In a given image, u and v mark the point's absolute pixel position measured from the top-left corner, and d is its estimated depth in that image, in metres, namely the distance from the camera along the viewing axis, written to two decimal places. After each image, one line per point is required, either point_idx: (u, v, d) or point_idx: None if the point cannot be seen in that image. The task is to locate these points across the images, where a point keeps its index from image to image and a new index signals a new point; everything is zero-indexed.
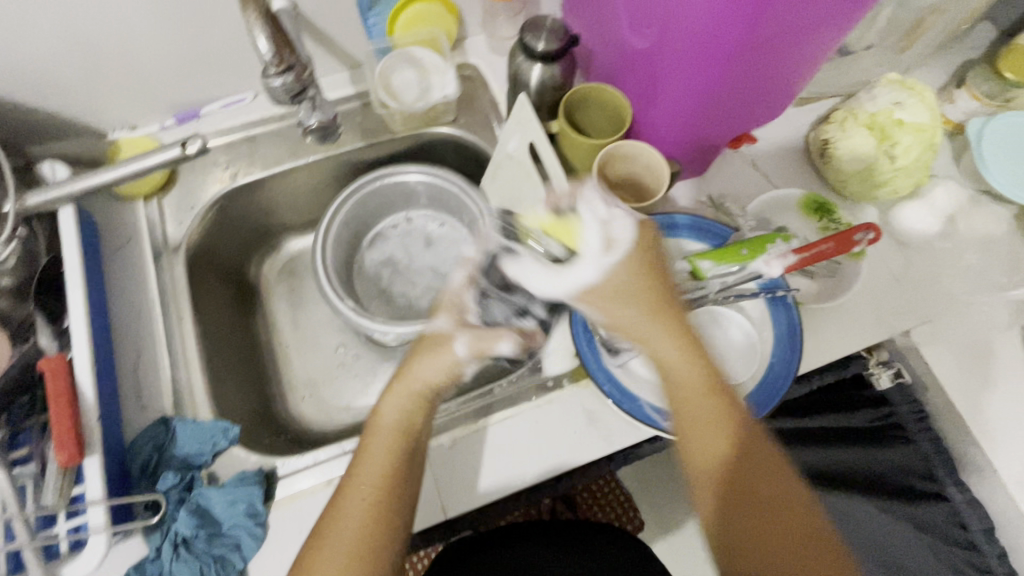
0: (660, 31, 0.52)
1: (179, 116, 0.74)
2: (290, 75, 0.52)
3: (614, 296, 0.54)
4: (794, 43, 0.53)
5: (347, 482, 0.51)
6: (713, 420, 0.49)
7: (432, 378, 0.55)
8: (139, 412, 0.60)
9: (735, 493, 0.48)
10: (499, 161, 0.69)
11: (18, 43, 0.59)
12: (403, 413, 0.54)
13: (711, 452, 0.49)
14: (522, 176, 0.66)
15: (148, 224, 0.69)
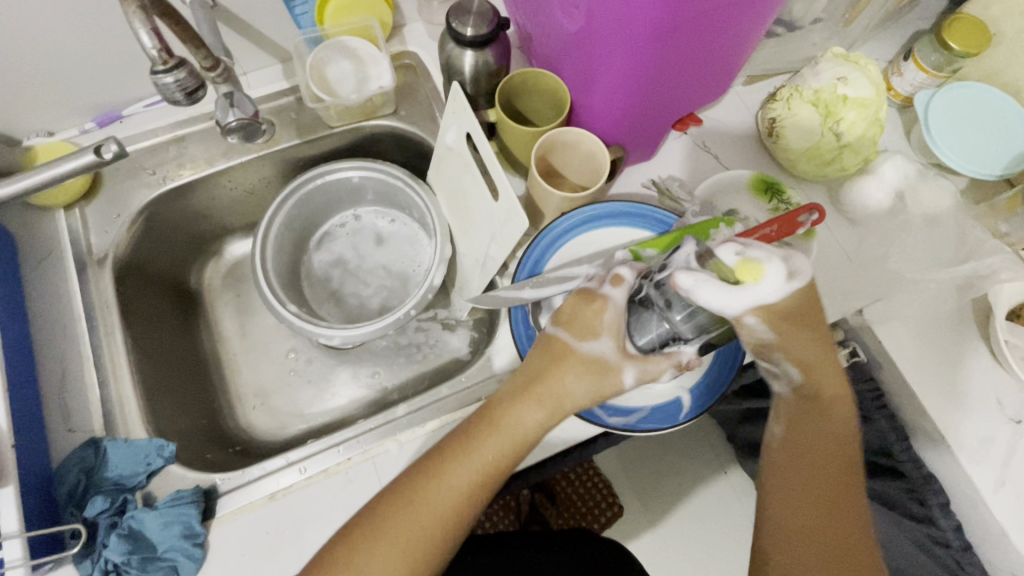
0: (588, 11, 0.49)
1: (99, 119, 0.70)
2: (182, 71, 0.47)
3: (785, 319, 0.48)
4: (727, 20, 0.51)
5: (438, 458, 0.48)
6: (837, 425, 0.51)
7: (581, 396, 0.49)
8: (66, 435, 0.57)
9: (811, 498, 0.49)
10: (442, 153, 0.67)
11: None
12: (536, 422, 0.49)
13: (818, 459, 0.50)
14: (462, 168, 0.64)
15: (71, 235, 0.65)
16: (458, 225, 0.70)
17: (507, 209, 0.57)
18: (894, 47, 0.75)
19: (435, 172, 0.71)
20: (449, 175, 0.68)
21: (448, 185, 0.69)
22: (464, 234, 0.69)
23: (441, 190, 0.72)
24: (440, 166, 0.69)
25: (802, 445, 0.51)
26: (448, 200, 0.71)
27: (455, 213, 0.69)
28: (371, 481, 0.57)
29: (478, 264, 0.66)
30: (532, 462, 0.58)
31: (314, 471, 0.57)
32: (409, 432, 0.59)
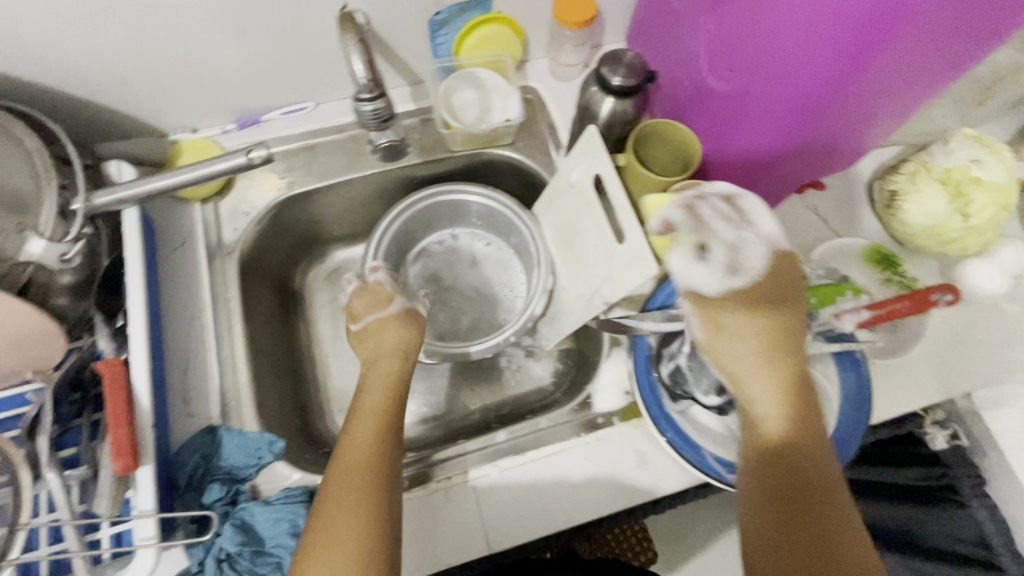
0: (744, 75, 0.53)
1: (240, 121, 0.74)
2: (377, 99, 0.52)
3: (742, 320, 0.49)
4: (882, 102, 0.52)
5: (352, 422, 0.55)
6: (807, 431, 0.47)
7: (405, 335, 0.64)
8: (186, 420, 0.60)
9: (788, 525, 0.43)
10: (559, 188, 0.69)
11: (92, 45, 0.59)
12: (381, 393, 0.57)
13: (787, 470, 0.45)
14: (579, 204, 0.66)
15: (203, 227, 0.69)
16: (563, 257, 0.71)
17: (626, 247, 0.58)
18: (1016, 130, 0.74)
19: (546, 203, 0.73)
20: (562, 209, 0.69)
21: (559, 217, 0.70)
22: (568, 267, 0.70)
23: (549, 221, 0.73)
24: (552, 200, 0.71)
25: (767, 460, 0.47)
26: (556, 233, 0.72)
27: (562, 245, 0.71)
28: (469, 503, 0.58)
29: (581, 297, 0.67)
30: (624, 505, 0.59)
31: (413, 486, 0.59)
32: (508, 458, 0.60)
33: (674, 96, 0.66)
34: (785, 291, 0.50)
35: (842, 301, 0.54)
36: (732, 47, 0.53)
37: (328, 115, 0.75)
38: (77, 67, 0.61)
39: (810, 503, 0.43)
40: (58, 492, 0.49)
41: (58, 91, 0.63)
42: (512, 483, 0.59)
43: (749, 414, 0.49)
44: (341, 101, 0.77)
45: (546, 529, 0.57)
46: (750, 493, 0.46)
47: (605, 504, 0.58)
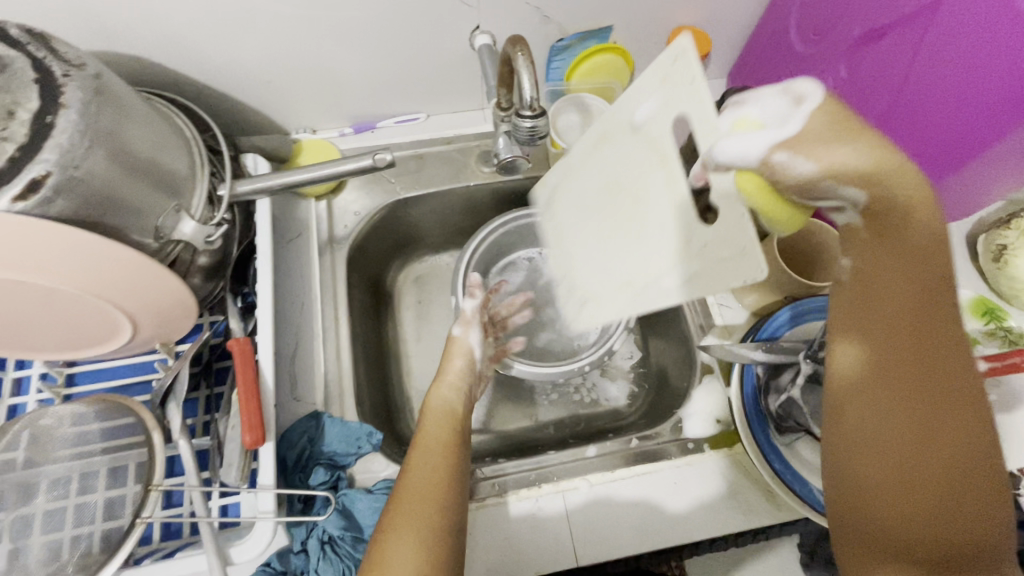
0: (877, 120, 0.55)
1: (357, 126, 0.78)
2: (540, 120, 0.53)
3: (852, 153, 0.33)
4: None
5: (425, 421, 0.57)
6: (904, 345, 0.37)
7: (462, 370, 0.63)
8: (293, 402, 0.63)
9: (880, 464, 0.38)
10: (619, 125, 0.46)
11: (249, 52, 0.64)
12: (450, 400, 0.59)
13: (882, 395, 0.38)
14: (612, 166, 0.48)
15: (317, 222, 0.73)
16: (592, 223, 0.50)
17: (695, 248, 0.40)
18: None
19: (575, 181, 0.53)
20: (580, 196, 0.52)
21: (582, 189, 0.52)
22: (607, 240, 0.49)
23: (585, 171, 0.51)
24: (601, 144, 0.49)
25: (854, 378, 0.39)
26: (600, 181, 0.49)
27: (603, 199, 0.49)
28: (559, 513, 0.60)
29: (628, 283, 0.46)
30: (715, 532, 0.59)
31: (506, 490, 0.61)
32: (598, 474, 0.62)
33: None
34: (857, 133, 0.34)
35: None
36: (876, 92, 0.55)
37: (438, 127, 0.79)
38: (229, 70, 0.66)
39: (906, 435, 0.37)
40: (187, 459, 0.52)
41: (207, 89, 0.68)
42: (601, 498, 0.60)
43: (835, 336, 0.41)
44: (451, 115, 0.81)
45: (633, 549, 0.58)
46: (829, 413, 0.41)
47: (695, 528, 0.59)
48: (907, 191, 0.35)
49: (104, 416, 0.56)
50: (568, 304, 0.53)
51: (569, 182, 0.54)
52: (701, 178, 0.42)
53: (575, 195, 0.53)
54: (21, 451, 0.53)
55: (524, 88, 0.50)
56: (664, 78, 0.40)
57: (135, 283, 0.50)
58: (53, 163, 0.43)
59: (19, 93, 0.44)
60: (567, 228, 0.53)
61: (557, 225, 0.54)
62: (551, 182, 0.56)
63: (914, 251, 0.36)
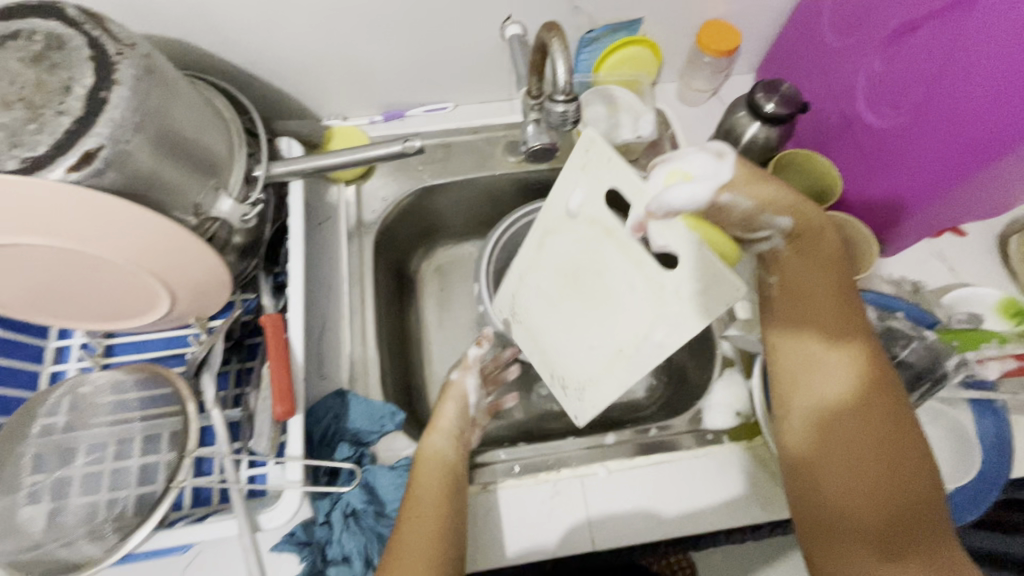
0: (908, 115, 0.55)
1: (387, 114, 0.80)
2: (572, 105, 0.54)
3: (755, 185, 0.46)
4: None
5: (416, 472, 0.57)
6: (839, 338, 0.48)
7: (457, 416, 0.65)
8: (319, 380, 0.64)
9: (834, 448, 0.47)
10: (556, 224, 0.58)
11: (286, 38, 0.66)
12: (443, 450, 0.59)
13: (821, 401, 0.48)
14: (561, 261, 0.60)
15: (346, 207, 0.75)
16: (558, 316, 0.62)
17: (672, 295, 0.50)
18: None
19: (529, 281, 0.64)
20: (539, 291, 0.64)
21: (544, 285, 0.63)
22: (580, 323, 0.60)
23: (538, 273, 0.63)
24: (544, 242, 0.61)
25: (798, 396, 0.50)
26: (546, 291, 0.63)
27: (564, 290, 0.60)
28: (577, 497, 0.60)
29: (616, 351, 0.57)
30: (731, 523, 0.59)
31: (524, 473, 0.62)
32: (617, 461, 0.62)
33: (821, 127, 0.68)
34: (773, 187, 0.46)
35: (985, 347, 0.54)
36: (909, 84, 0.54)
37: (466, 117, 0.80)
38: (266, 55, 0.67)
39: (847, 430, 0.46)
40: (219, 428, 0.54)
41: (244, 74, 0.69)
42: (619, 484, 0.61)
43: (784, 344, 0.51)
44: (478, 105, 0.82)
45: (649, 535, 0.58)
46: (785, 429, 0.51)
47: (711, 519, 0.59)
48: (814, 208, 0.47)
49: (139, 386, 0.57)
50: (567, 399, 0.64)
51: (525, 287, 0.65)
52: (638, 227, 0.50)
53: (530, 283, 0.64)
54: (62, 416, 0.56)
55: (556, 74, 0.51)
56: (585, 167, 0.52)
57: (176, 257, 0.52)
58: (105, 137, 0.45)
59: (76, 70, 0.46)
60: (544, 324, 0.64)
61: (527, 326, 0.67)
62: (511, 290, 0.68)
63: (826, 278, 0.48)
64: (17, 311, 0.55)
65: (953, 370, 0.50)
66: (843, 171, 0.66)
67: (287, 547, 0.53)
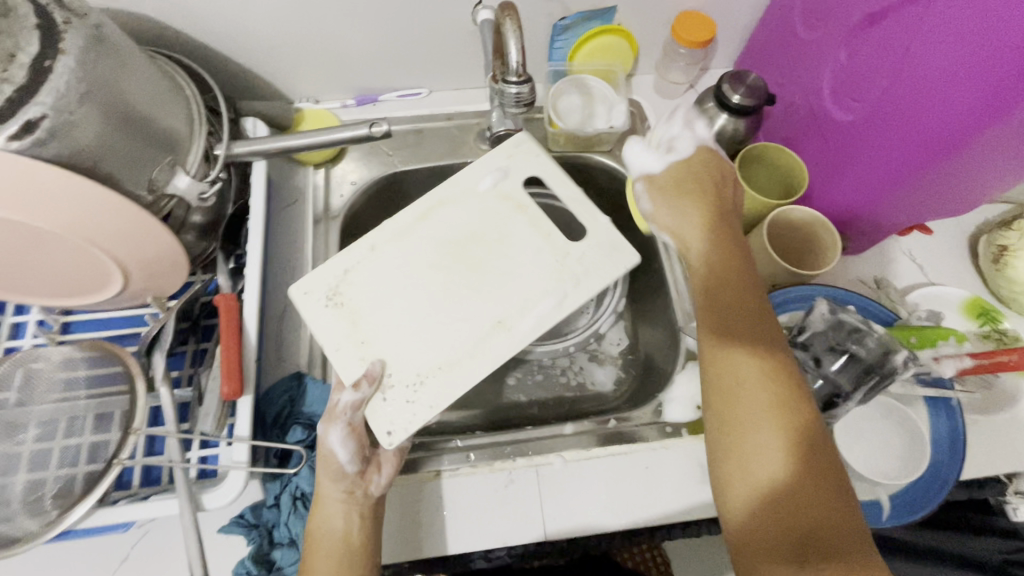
0: (870, 107, 0.55)
1: (360, 98, 0.79)
2: (526, 86, 0.54)
3: (671, 190, 0.60)
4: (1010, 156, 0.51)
5: (310, 558, 0.50)
6: (764, 344, 0.49)
7: (332, 477, 0.53)
8: (277, 363, 0.64)
9: (776, 454, 0.45)
10: (458, 194, 0.63)
11: (253, 17, 0.65)
12: (336, 526, 0.51)
13: (757, 414, 0.46)
14: (444, 231, 0.61)
15: (313, 191, 0.74)
16: (412, 292, 0.59)
17: (574, 260, 0.59)
18: None
19: (384, 252, 0.60)
20: (391, 266, 0.60)
21: (400, 260, 0.60)
22: (448, 294, 0.59)
23: (397, 245, 0.61)
24: (433, 211, 0.62)
25: (734, 413, 0.47)
26: (405, 264, 0.60)
27: (445, 262, 0.60)
28: (530, 486, 0.60)
29: (491, 323, 0.57)
30: (684, 515, 0.59)
31: (479, 462, 0.61)
32: (574, 451, 0.61)
33: (790, 121, 0.67)
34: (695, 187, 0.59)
35: (942, 346, 0.54)
36: (872, 76, 0.54)
37: (439, 103, 0.79)
38: (234, 34, 0.67)
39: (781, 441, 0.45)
40: (168, 406, 0.53)
41: (212, 53, 0.69)
42: (576, 475, 0.60)
43: (713, 351, 0.50)
44: (453, 92, 0.81)
45: (602, 525, 0.58)
46: (718, 450, 0.48)
47: (666, 510, 0.59)
48: (719, 227, 0.56)
49: (92, 363, 0.57)
50: (394, 406, 0.54)
51: (373, 259, 0.60)
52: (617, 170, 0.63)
53: (382, 257, 0.60)
54: (13, 392, 0.55)
55: (511, 54, 0.51)
56: (511, 155, 0.64)
57: (125, 232, 0.51)
58: (49, 107, 0.44)
59: (21, 37, 0.45)
60: (385, 309, 0.58)
61: (348, 309, 0.58)
62: (347, 264, 0.60)
63: (744, 288, 0.52)
64: None
65: (902, 366, 0.47)
66: (811, 165, 0.65)
67: (234, 529, 0.53)
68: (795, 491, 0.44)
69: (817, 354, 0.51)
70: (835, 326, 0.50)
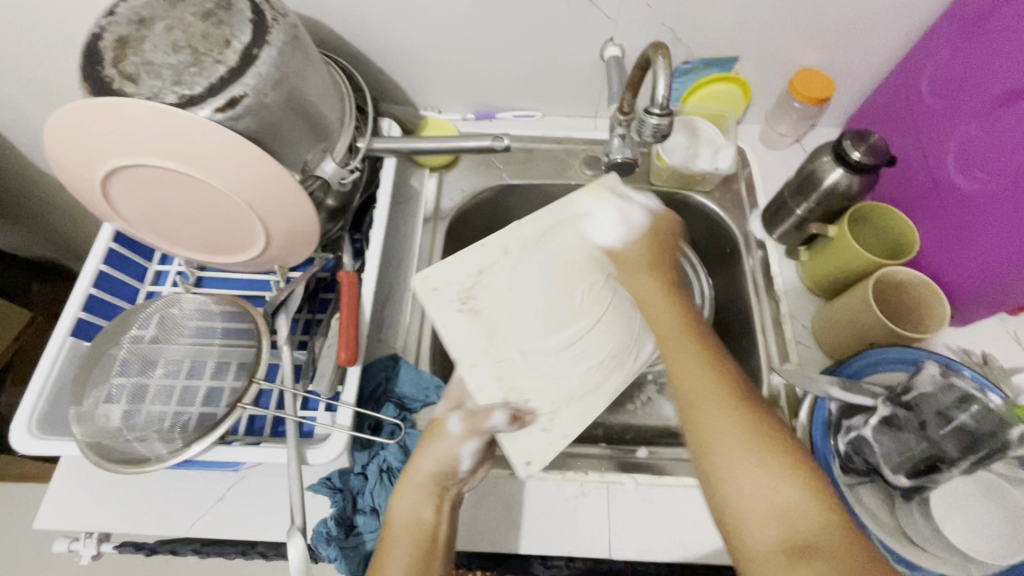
0: (1000, 180, 0.55)
1: (479, 113, 0.85)
2: (666, 120, 0.56)
3: (627, 273, 0.59)
4: None
5: (385, 539, 0.52)
6: (676, 342, 0.49)
7: (436, 473, 0.54)
8: (377, 343, 0.69)
9: (721, 450, 0.42)
10: (570, 220, 0.67)
11: (406, 32, 0.72)
12: (415, 511, 0.53)
13: (723, 438, 0.43)
14: (554, 251, 0.66)
15: (427, 192, 0.80)
16: (540, 304, 0.64)
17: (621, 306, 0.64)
18: None
19: (513, 262, 0.66)
20: (524, 275, 0.65)
21: (538, 271, 0.65)
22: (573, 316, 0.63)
23: (542, 253, 0.66)
24: (558, 227, 0.68)
25: (694, 424, 0.44)
26: (547, 274, 0.65)
27: (569, 279, 0.64)
28: (600, 503, 0.61)
29: (604, 357, 0.63)
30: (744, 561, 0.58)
31: (552, 469, 0.63)
32: (645, 476, 0.62)
33: (906, 185, 0.67)
34: (665, 261, 0.60)
35: None
36: (1006, 152, 0.54)
37: (551, 127, 0.85)
38: (385, 46, 0.74)
39: (764, 465, 0.41)
40: (287, 365, 0.59)
41: (362, 59, 0.76)
42: (643, 498, 0.61)
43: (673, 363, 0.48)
44: (565, 118, 0.86)
45: (666, 554, 0.58)
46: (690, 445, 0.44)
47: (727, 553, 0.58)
48: (645, 286, 0.57)
49: (222, 317, 0.63)
50: (531, 434, 0.59)
51: (506, 264, 0.66)
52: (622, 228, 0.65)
53: (513, 261, 0.66)
54: (150, 330, 0.62)
55: (656, 92, 0.55)
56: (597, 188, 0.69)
57: (279, 205, 0.57)
58: (249, 88, 0.51)
59: (236, 28, 0.52)
60: (516, 327, 0.63)
61: (481, 316, 0.63)
62: (477, 267, 0.66)
63: (654, 305, 0.55)
64: (135, 230, 0.63)
65: (1018, 441, 0.46)
66: (923, 229, 0.65)
67: (322, 489, 0.56)
68: (797, 521, 0.39)
69: (920, 419, 0.50)
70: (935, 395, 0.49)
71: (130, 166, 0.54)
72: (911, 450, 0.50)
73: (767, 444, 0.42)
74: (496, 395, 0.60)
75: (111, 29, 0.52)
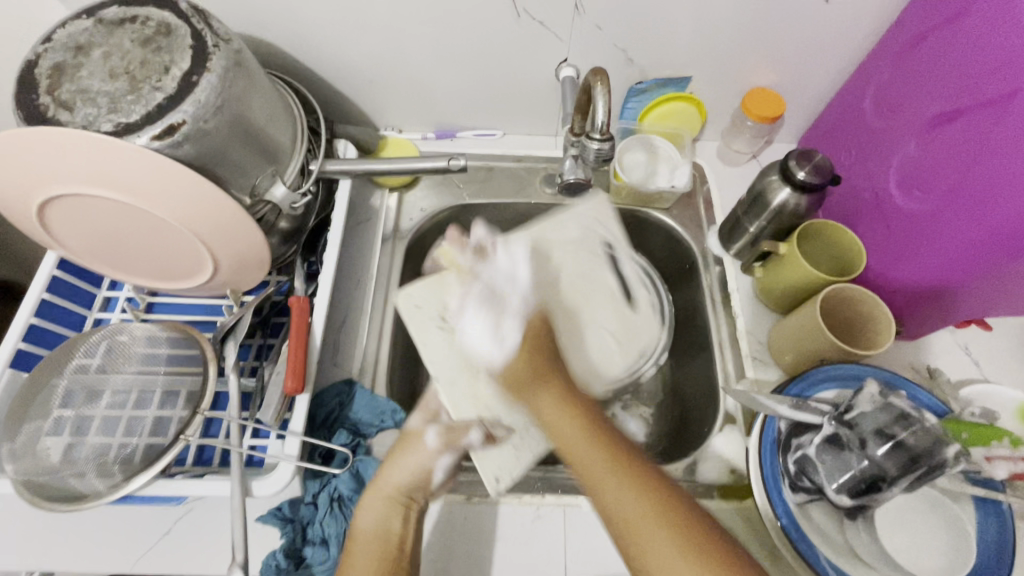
0: (938, 200, 0.56)
1: (438, 132, 0.85)
2: (607, 143, 0.59)
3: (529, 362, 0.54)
4: None
5: (354, 549, 0.52)
6: (603, 472, 0.46)
7: (407, 484, 0.55)
8: (332, 367, 0.68)
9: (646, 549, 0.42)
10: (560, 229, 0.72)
11: (360, 54, 0.72)
12: (382, 521, 0.53)
13: (650, 533, 0.43)
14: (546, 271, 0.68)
15: (386, 211, 0.79)
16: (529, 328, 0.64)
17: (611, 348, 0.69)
18: None
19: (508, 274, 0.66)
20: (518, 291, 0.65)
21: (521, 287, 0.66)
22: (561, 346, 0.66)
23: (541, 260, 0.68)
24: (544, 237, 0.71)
25: (627, 536, 0.43)
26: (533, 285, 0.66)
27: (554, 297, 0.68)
28: (555, 527, 0.60)
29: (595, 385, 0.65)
30: None
31: (509, 492, 0.62)
32: None
33: (853, 201, 0.69)
34: (540, 357, 0.54)
35: (995, 445, 0.51)
36: (942, 171, 0.56)
37: (511, 146, 0.85)
38: (340, 68, 0.74)
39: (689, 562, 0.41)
40: (234, 394, 0.58)
41: (318, 80, 0.76)
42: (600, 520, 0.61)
43: (626, 508, 0.44)
44: (525, 136, 0.86)
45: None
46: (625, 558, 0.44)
47: None
48: (555, 412, 0.50)
49: (171, 343, 0.61)
50: (503, 453, 0.59)
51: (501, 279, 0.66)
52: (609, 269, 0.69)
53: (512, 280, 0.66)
54: (97, 358, 0.60)
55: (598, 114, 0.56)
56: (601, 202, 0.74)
57: (226, 231, 0.56)
58: (188, 114, 0.50)
59: (176, 54, 0.52)
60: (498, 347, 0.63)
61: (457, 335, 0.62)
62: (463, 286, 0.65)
63: (583, 448, 0.48)
64: (80, 258, 0.62)
65: (952, 459, 0.47)
66: (870, 245, 0.66)
67: (270, 519, 0.56)
68: None
69: (862, 436, 0.51)
70: (879, 410, 0.51)
71: (68, 194, 0.53)
72: (851, 469, 0.51)
73: (683, 535, 0.42)
74: (473, 412, 0.59)
75: (47, 56, 0.52)
